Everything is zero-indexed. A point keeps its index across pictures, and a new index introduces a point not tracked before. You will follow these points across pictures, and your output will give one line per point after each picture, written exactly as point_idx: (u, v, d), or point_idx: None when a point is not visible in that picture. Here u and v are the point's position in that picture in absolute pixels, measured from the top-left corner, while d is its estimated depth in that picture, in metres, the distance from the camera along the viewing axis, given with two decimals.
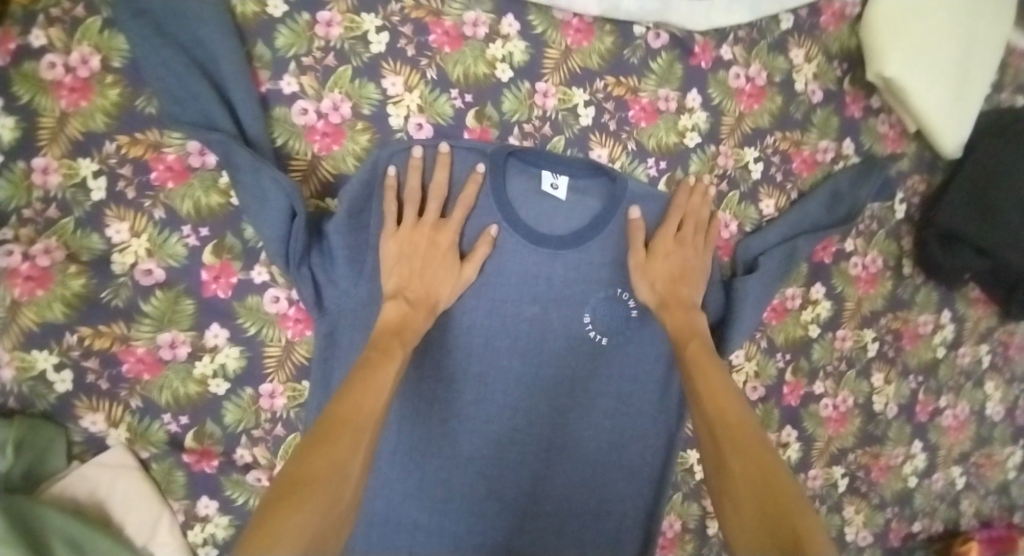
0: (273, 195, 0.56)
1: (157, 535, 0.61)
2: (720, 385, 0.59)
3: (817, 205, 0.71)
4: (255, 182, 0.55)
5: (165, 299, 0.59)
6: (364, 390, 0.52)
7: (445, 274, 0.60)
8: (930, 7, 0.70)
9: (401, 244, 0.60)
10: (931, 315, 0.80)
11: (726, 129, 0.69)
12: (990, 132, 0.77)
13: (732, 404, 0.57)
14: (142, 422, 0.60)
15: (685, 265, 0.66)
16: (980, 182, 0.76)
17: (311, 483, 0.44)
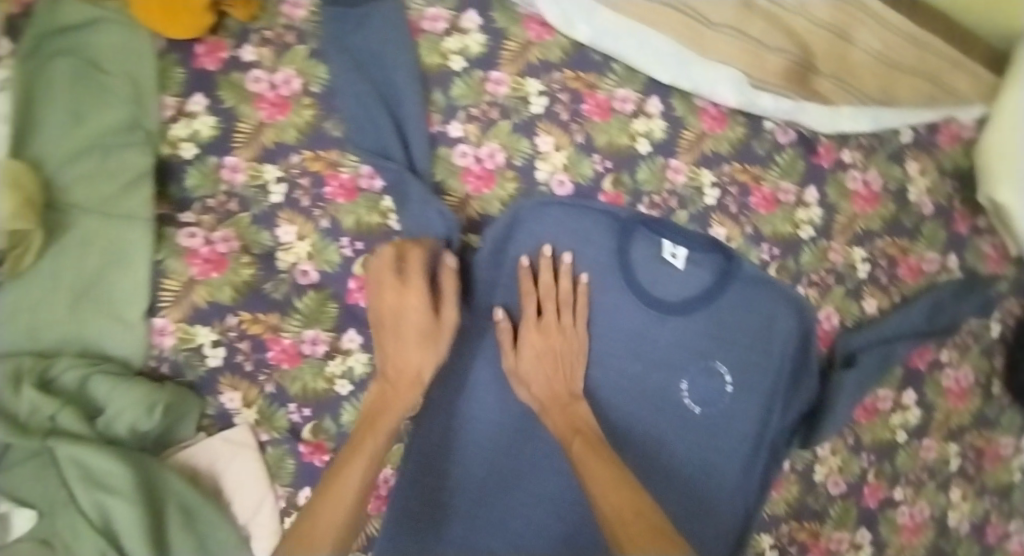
0: (435, 224, 0.64)
1: (259, 517, 0.65)
2: (613, 474, 0.60)
3: (918, 313, 0.72)
4: (422, 211, 0.64)
5: (315, 300, 0.65)
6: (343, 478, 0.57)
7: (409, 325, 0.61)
8: None
9: (533, 299, 0.67)
10: (1012, 438, 0.80)
11: (839, 227, 0.72)
12: None
13: (627, 491, 0.59)
14: (271, 407, 0.65)
15: (554, 352, 0.66)
16: None
17: None
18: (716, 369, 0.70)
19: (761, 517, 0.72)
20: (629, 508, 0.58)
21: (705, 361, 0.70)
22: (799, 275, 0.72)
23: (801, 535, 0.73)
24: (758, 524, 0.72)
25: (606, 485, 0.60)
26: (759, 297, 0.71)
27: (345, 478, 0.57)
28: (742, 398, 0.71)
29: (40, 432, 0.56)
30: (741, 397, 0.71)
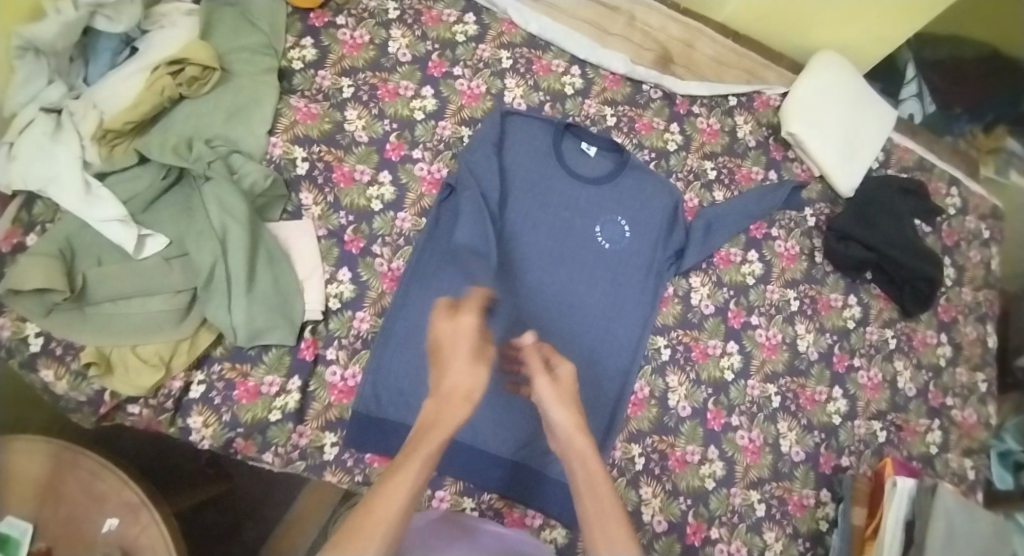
0: (488, 129, 1.06)
1: (311, 278, 0.95)
2: (614, 513, 0.70)
3: (751, 196, 1.11)
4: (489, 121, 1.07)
5: (364, 151, 1.03)
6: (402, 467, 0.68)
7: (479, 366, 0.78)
8: (825, 102, 1.18)
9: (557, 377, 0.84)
10: (841, 295, 1.13)
11: (694, 146, 1.15)
12: (884, 184, 1.18)
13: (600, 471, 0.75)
14: (329, 211, 0.99)
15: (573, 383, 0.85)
16: (866, 208, 1.15)
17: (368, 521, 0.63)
18: (618, 222, 1.07)
19: (654, 323, 1.05)
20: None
21: (611, 216, 1.07)
22: (670, 171, 1.12)
23: (685, 339, 1.05)
24: (653, 329, 1.05)
25: (616, 530, 0.69)
26: (648, 178, 1.10)
27: (380, 516, 0.64)
28: (635, 240, 1.07)
29: (200, 175, 0.91)
30: (636, 240, 1.07)
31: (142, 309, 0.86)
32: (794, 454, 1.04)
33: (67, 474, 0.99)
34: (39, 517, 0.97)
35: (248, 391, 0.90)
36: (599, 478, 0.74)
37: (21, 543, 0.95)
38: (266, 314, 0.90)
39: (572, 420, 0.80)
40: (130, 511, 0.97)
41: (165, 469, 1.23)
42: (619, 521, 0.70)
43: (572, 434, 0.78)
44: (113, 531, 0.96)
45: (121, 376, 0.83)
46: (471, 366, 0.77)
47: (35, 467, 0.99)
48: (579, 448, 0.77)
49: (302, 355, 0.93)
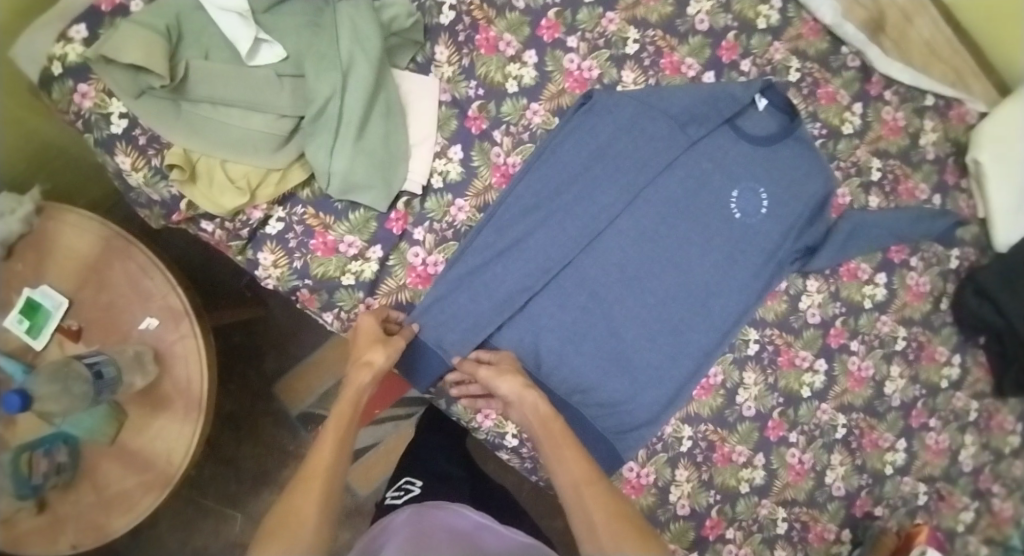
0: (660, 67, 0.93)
1: (422, 145, 0.85)
2: (574, 453, 0.75)
3: (906, 217, 0.99)
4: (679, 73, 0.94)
5: (517, 20, 0.89)
6: (323, 452, 0.72)
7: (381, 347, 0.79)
8: None
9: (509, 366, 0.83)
10: (947, 350, 1.04)
11: (869, 138, 1.00)
12: None
13: (587, 465, 0.74)
14: (459, 77, 0.87)
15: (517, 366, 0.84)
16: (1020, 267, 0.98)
17: (291, 516, 0.66)
18: (758, 193, 0.96)
19: (752, 313, 0.96)
20: (597, 497, 0.71)
21: (752, 185, 0.96)
22: (834, 156, 0.99)
23: (777, 340, 0.97)
24: (750, 319, 0.96)
25: (576, 470, 0.73)
26: (808, 157, 0.97)
27: (302, 501, 0.67)
28: (771, 218, 0.96)
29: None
30: (771, 218, 0.96)
31: (240, 124, 0.76)
32: (835, 488, 1.00)
33: (116, 262, 0.95)
34: (78, 296, 0.95)
35: (326, 245, 0.83)
36: (556, 420, 0.78)
37: (51, 318, 0.93)
38: (367, 172, 0.80)
39: (518, 385, 0.80)
40: (171, 317, 0.95)
41: (205, 277, 1.19)
42: (577, 459, 0.75)
43: (523, 397, 0.80)
44: (149, 331, 0.94)
45: (204, 189, 0.76)
46: (373, 344, 0.79)
47: (83, 247, 0.94)
48: (534, 406, 0.79)
49: (390, 226, 0.85)
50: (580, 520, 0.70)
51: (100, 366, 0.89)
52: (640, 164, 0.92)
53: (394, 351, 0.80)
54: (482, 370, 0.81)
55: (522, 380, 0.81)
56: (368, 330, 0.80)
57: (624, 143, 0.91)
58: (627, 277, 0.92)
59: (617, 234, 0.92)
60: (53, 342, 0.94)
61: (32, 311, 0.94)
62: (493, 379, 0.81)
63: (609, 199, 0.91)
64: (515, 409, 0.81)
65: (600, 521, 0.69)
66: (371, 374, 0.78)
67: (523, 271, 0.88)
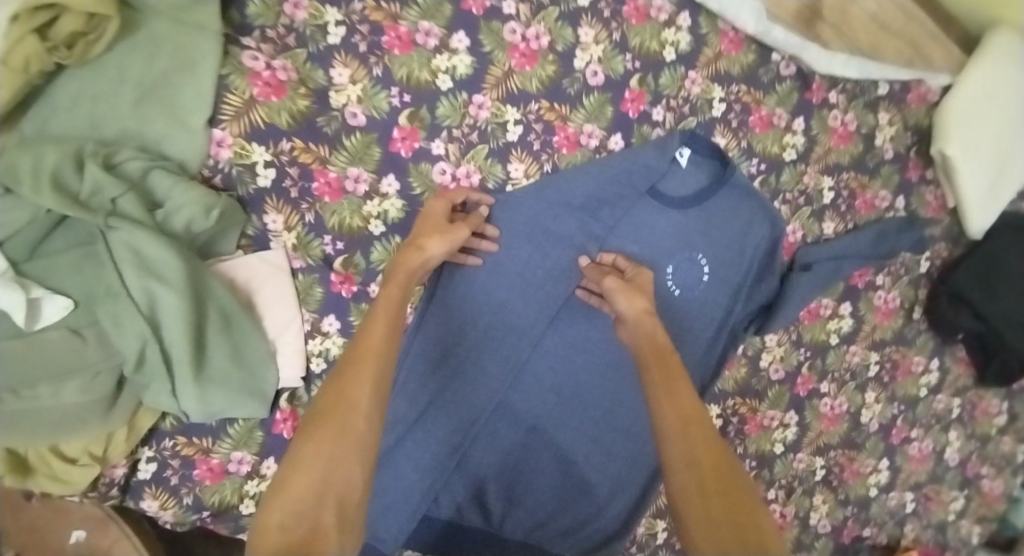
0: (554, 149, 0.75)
1: (286, 334, 0.70)
2: (684, 391, 0.63)
3: (865, 239, 0.87)
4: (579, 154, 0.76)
5: (361, 142, 0.69)
6: (377, 327, 0.61)
7: (434, 233, 0.67)
8: (997, 112, 0.88)
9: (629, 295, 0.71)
10: (924, 358, 0.96)
11: (815, 155, 0.85)
12: (1009, 227, 0.96)
13: (690, 404, 0.62)
14: (307, 237, 0.70)
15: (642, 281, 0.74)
16: (985, 267, 0.94)
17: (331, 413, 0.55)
18: (697, 261, 0.81)
19: (710, 392, 0.86)
20: (701, 436, 0.59)
21: (689, 253, 0.81)
22: (777, 190, 0.84)
23: (741, 409, 0.88)
24: (708, 397, 0.86)
25: (685, 407, 0.62)
26: (748, 205, 0.82)
27: (341, 407, 0.56)
28: (715, 285, 0.82)
29: (100, 212, 0.58)
30: (715, 285, 0.82)
31: (54, 402, 0.61)
32: (821, 526, 0.96)
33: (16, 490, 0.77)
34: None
35: (212, 470, 0.72)
36: (670, 356, 0.67)
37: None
38: (224, 402, 0.66)
39: (638, 305, 0.71)
40: (96, 523, 0.79)
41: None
42: (688, 397, 0.63)
43: (642, 319, 0.70)
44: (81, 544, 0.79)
45: (49, 477, 0.64)
46: (434, 231, 0.67)
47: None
48: (649, 332, 0.69)
49: (279, 430, 0.73)
50: (677, 454, 0.59)
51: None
52: (552, 270, 0.77)
53: (456, 245, 0.68)
54: (611, 281, 0.72)
55: (645, 302, 0.71)
56: (435, 213, 0.69)
57: (529, 253, 0.76)
58: (564, 396, 0.81)
59: (543, 352, 0.80)
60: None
61: None
62: (616, 291, 0.72)
63: (525, 317, 0.78)
64: (626, 330, 0.72)
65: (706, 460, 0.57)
66: (421, 258, 0.66)
67: (444, 431, 0.77)
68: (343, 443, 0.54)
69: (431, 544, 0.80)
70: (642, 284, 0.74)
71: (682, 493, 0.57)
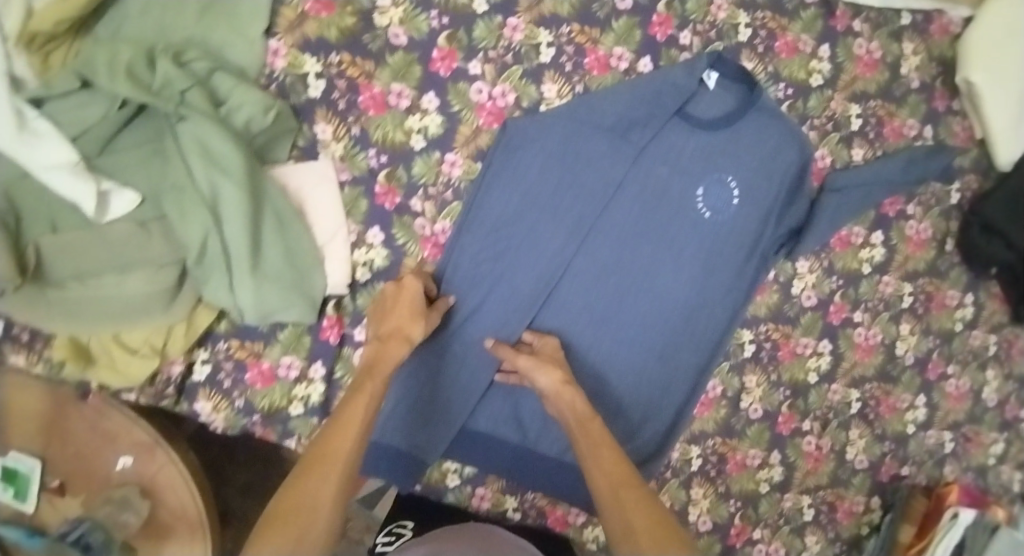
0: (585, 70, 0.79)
1: (333, 241, 0.74)
2: (612, 456, 0.70)
3: (895, 166, 0.88)
4: (609, 74, 0.79)
5: (403, 60, 0.74)
6: (354, 406, 0.66)
7: (410, 323, 0.72)
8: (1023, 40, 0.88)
9: (535, 360, 0.74)
10: (958, 292, 0.96)
11: (842, 83, 0.87)
12: None
13: (625, 467, 0.69)
14: (354, 149, 0.74)
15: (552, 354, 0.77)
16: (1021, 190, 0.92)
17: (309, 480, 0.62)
18: (726, 183, 0.83)
19: (743, 315, 0.87)
20: (635, 499, 0.66)
21: (719, 175, 0.83)
22: (805, 116, 0.86)
23: (775, 335, 0.89)
24: (740, 321, 0.87)
25: (615, 470, 0.68)
26: (775, 127, 0.84)
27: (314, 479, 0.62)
28: (745, 207, 0.84)
29: (169, 101, 0.64)
30: (745, 207, 0.84)
31: (118, 291, 0.66)
32: (858, 462, 0.96)
33: (70, 412, 0.81)
34: (49, 452, 0.80)
35: (263, 374, 0.76)
36: (594, 420, 0.72)
37: (31, 481, 0.79)
38: (278, 296, 0.70)
39: (557, 377, 0.74)
40: (143, 450, 0.82)
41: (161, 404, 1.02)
42: (616, 461, 0.69)
43: (560, 393, 0.73)
44: (128, 470, 0.81)
45: (107, 367, 0.68)
46: (408, 313, 0.72)
47: (28, 403, 0.80)
48: (571, 404, 0.73)
49: (325, 336, 0.77)
50: (615, 521, 0.66)
51: (85, 536, 0.75)
52: (583, 189, 0.79)
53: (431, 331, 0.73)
54: (523, 360, 0.74)
55: (562, 373, 0.74)
56: (410, 292, 0.73)
57: (562, 171, 0.78)
58: (598, 319, 0.81)
59: (576, 274, 0.80)
60: (43, 502, 0.80)
61: (11, 476, 0.79)
62: (532, 368, 0.74)
63: (558, 236, 0.79)
64: (550, 404, 0.75)
65: (638, 524, 0.64)
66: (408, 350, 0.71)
67: (478, 349, 0.79)
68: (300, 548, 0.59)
69: (469, 455, 0.82)
70: (548, 352, 0.77)
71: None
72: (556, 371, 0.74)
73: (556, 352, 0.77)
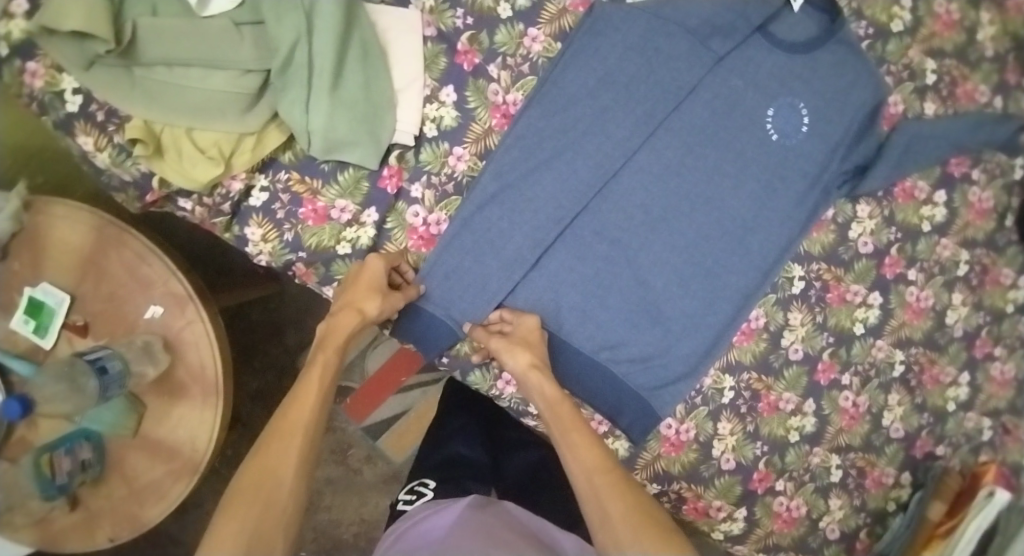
0: None
1: (409, 88, 0.76)
2: (584, 438, 0.72)
3: (966, 127, 0.87)
4: None
5: None
6: (303, 397, 0.70)
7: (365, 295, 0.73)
8: None
9: (508, 343, 0.75)
10: (1013, 271, 0.95)
11: (921, 36, 0.88)
12: None
13: (601, 450, 0.72)
14: (443, 5, 0.77)
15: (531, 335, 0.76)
16: None
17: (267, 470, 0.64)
18: (798, 108, 0.83)
19: (794, 248, 0.86)
20: (610, 484, 0.69)
21: (792, 99, 0.83)
22: (882, 59, 0.86)
23: (826, 276, 0.87)
24: (792, 254, 0.86)
25: (590, 458, 0.71)
26: (854, 63, 0.84)
27: (265, 468, 0.64)
28: (814, 136, 0.83)
29: None
30: (814, 136, 0.83)
31: (201, 86, 0.68)
32: (893, 430, 0.92)
33: (111, 252, 0.87)
34: (80, 290, 0.88)
35: (317, 213, 0.75)
36: (566, 404, 0.74)
37: (56, 315, 0.86)
38: (349, 124, 0.71)
39: (526, 359, 0.74)
40: (175, 303, 0.87)
41: (212, 257, 1.05)
42: (589, 444, 0.72)
43: (527, 376, 0.74)
44: (156, 320, 0.87)
45: (173, 164, 0.69)
46: (362, 288, 0.73)
47: (77, 237, 0.87)
48: (539, 389, 0.75)
49: (383, 185, 0.77)
50: (592, 503, 0.68)
51: (104, 361, 0.81)
52: (657, 89, 0.80)
53: (387, 309, 0.74)
54: (493, 343, 0.75)
55: (534, 357, 0.75)
56: (370, 274, 0.73)
57: (639, 66, 0.80)
58: (650, 221, 0.82)
59: (636, 174, 0.81)
60: (63, 340, 0.87)
61: (37, 310, 0.87)
62: (503, 352, 0.75)
63: (624, 132, 0.80)
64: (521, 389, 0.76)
65: (614, 508, 0.67)
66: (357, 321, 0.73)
67: (529, 224, 0.79)
68: (272, 509, 0.62)
69: None
70: (527, 334, 0.76)
71: (601, 537, 0.67)
72: (525, 355, 0.74)
73: (534, 332, 0.77)
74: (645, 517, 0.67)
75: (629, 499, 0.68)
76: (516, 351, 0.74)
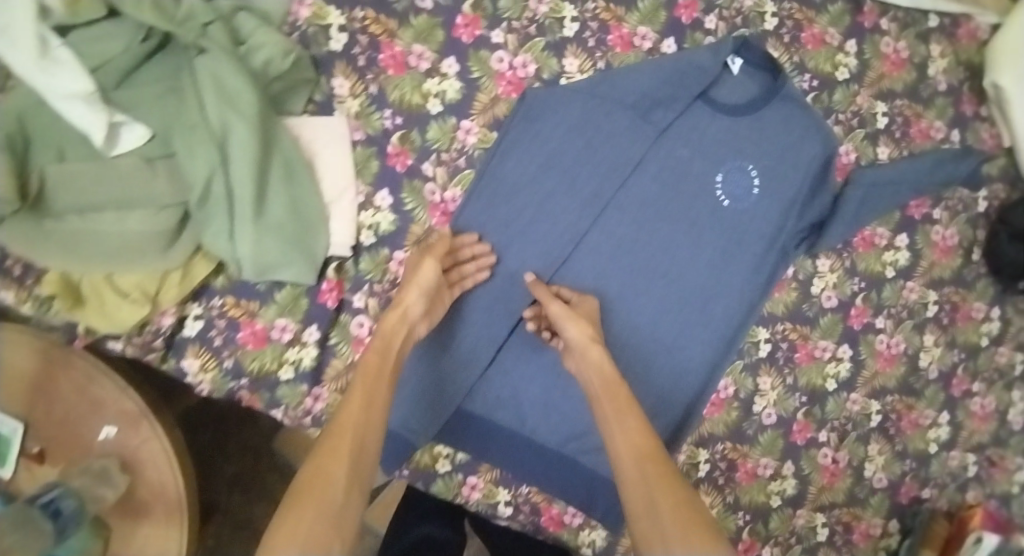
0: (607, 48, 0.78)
1: (340, 199, 0.72)
2: (637, 418, 0.62)
3: (922, 166, 0.84)
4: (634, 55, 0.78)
5: (425, 24, 0.75)
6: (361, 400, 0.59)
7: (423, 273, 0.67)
8: None
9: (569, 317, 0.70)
10: (984, 305, 0.93)
11: (869, 79, 0.86)
12: None
13: (649, 433, 0.61)
14: (369, 107, 0.74)
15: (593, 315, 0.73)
16: None
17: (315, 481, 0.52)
18: (747, 171, 0.80)
19: (757, 311, 0.83)
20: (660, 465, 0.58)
21: (741, 161, 0.80)
22: (831, 109, 0.83)
23: (792, 336, 0.85)
24: (756, 318, 0.84)
25: (641, 441, 0.60)
26: (802, 118, 0.81)
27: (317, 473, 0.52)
28: (766, 198, 0.81)
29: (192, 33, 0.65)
30: (766, 198, 0.81)
31: (116, 228, 0.64)
32: (877, 479, 0.90)
33: (60, 370, 0.73)
34: (33, 415, 0.73)
35: (256, 335, 0.72)
36: (620, 384, 0.65)
37: (12, 443, 0.73)
38: (277, 248, 0.67)
39: (586, 333, 0.69)
40: (131, 421, 0.73)
41: None
42: (641, 425, 0.61)
43: (587, 350, 0.68)
44: (111, 441, 0.73)
45: (97, 311, 0.65)
46: (411, 284, 0.67)
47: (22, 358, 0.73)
48: (598, 364, 0.67)
49: (323, 299, 0.73)
50: (636, 494, 0.57)
51: (57, 502, 0.67)
52: (602, 165, 0.78)
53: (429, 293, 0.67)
54: (556, 307, 0.69)
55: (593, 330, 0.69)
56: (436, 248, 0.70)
57: (580, 146, 0.77)
58: (608, 300, 0.79)
59: (588, 254, 0.78)
60: (23, 470, 0.73)
61: None
62: (561, 319, 0.70)
63: (572, 213, 0.77)
64: (574, 360, 0.70)
65: (663, 498, 0.55)
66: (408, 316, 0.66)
67: (480, 321, 0.76)
68: (326, 521, 0.50)
69: (463, 439, 0.77)
70: (586, 310, 0.73)
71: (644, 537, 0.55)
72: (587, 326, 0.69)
73: (593, 314, 0.74)
74: (695, 514, 0.54)
75: (684, 490, 0.56)
76: (575, 322, 0.69)
